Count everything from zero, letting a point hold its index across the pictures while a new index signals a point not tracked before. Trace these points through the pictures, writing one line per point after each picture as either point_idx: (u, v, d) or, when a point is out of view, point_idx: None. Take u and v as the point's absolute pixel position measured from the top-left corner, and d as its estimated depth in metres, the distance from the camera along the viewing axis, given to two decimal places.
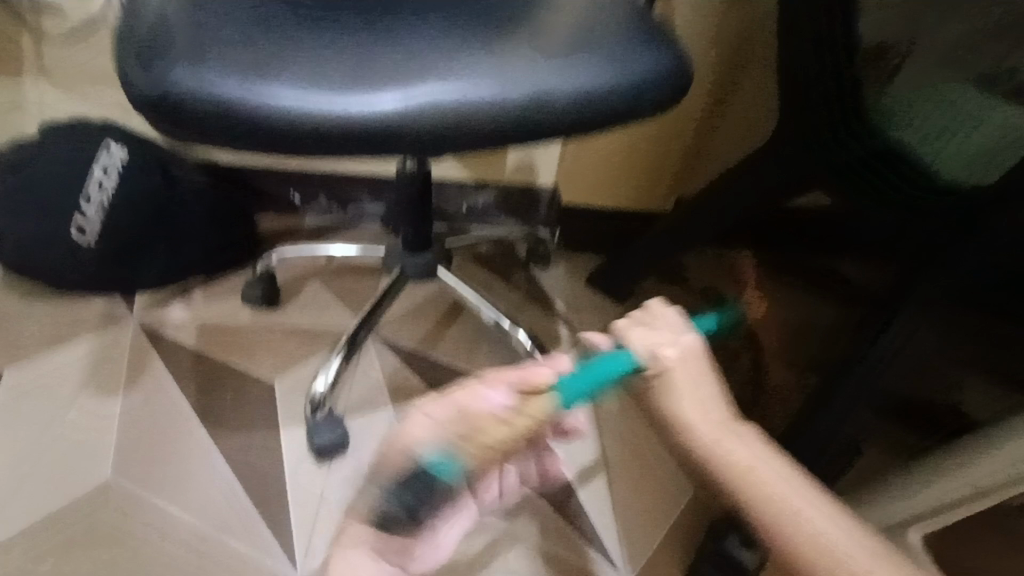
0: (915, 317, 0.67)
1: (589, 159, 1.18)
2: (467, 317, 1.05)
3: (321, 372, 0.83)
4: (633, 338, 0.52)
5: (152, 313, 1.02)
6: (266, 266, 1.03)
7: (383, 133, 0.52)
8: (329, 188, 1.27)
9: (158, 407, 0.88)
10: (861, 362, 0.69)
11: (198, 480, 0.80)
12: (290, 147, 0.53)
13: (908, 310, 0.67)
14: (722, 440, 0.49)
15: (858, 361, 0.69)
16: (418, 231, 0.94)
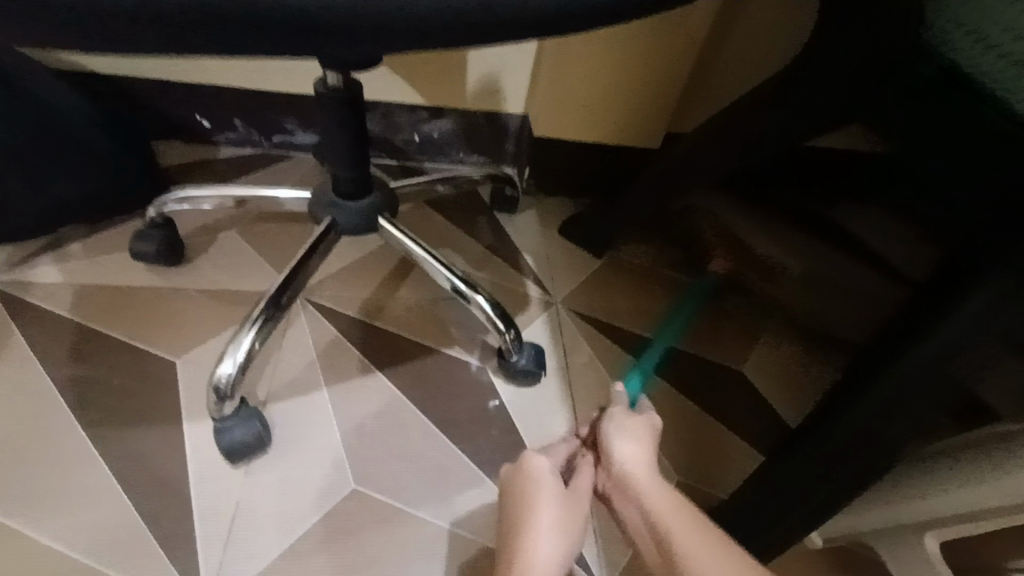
0: (999, 305, 0.43)
1: (564, 82, 0.96)
2: (419, 277, 0.88)
3: (227, 352, 0.65)
4: (618, 442, 0.56)
5: (15, 273, 0.80)
6: (161, 212, 0.82)
7: (227, 13, 0.31)
8: (247, 111, 1.02)
9: (23, 396, 0.69)
10: (893, 374, 0.49)
11: (80, 488, 0.64)
12: (71, 28, 0.30)
13: (987, 294, 0.43)
14: (687, 546, 0.47)
15: (890, 374, 0.49)
16: (354, 173, 0.74)
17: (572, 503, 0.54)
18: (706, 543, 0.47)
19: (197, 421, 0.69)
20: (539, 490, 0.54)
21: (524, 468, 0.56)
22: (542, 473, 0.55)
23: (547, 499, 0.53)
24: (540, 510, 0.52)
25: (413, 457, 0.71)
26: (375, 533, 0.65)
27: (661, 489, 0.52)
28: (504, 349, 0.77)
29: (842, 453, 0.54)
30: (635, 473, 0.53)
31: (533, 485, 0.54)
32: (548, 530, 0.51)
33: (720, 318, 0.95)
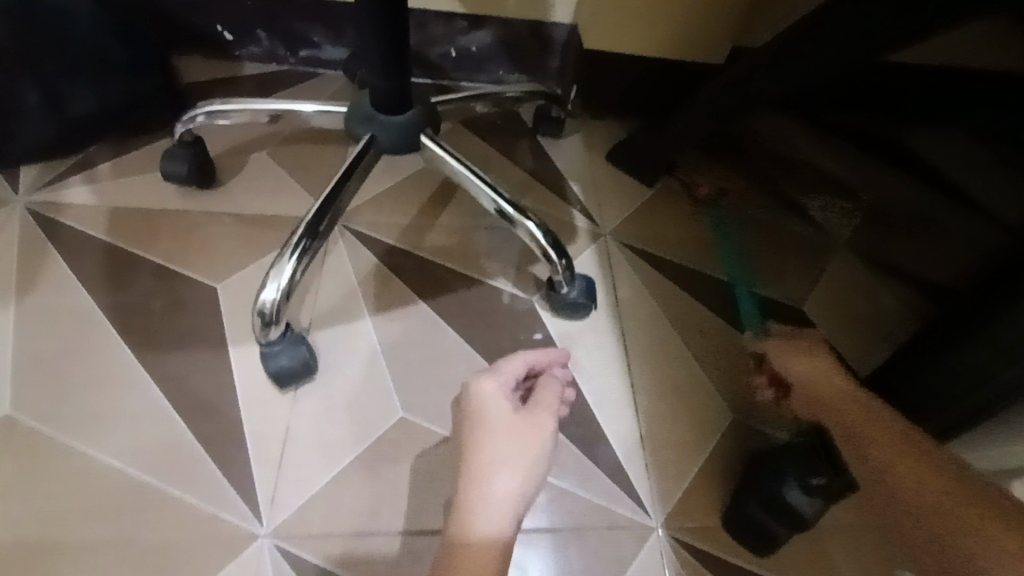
0: None
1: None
2: (460, 204, 0.83)
3: (270, 277, 0.62)
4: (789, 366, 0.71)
5: (45, 194, 0.77)
6: (190, 130, 0.77)
7: None
8: (271, 21, 0.93)
9: (67, 318, 0.69)
10: None
11: (131, 409, 0.64)
12: None
13: None
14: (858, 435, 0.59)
15: None
16: (393, 84, 0.67)
17: (524, 422, 0.53)
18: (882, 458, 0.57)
19: (242, 346, 0.68)
20: (482, 415, 0.54)
21: (466, 394, 0.56)
22: (491, 397, 0.55)
23: (492, 421, 0.53)
24: (489, 435, 0.52)
25: (459, 388, 0.69)
26: (423, 462, 0.64)
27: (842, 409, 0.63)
28: (554, 280, 0.73)
29: None
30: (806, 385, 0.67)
31: (476, 407, 0.54)
32: (499, 449, 0.51)
33: (782, 247, 0.89)
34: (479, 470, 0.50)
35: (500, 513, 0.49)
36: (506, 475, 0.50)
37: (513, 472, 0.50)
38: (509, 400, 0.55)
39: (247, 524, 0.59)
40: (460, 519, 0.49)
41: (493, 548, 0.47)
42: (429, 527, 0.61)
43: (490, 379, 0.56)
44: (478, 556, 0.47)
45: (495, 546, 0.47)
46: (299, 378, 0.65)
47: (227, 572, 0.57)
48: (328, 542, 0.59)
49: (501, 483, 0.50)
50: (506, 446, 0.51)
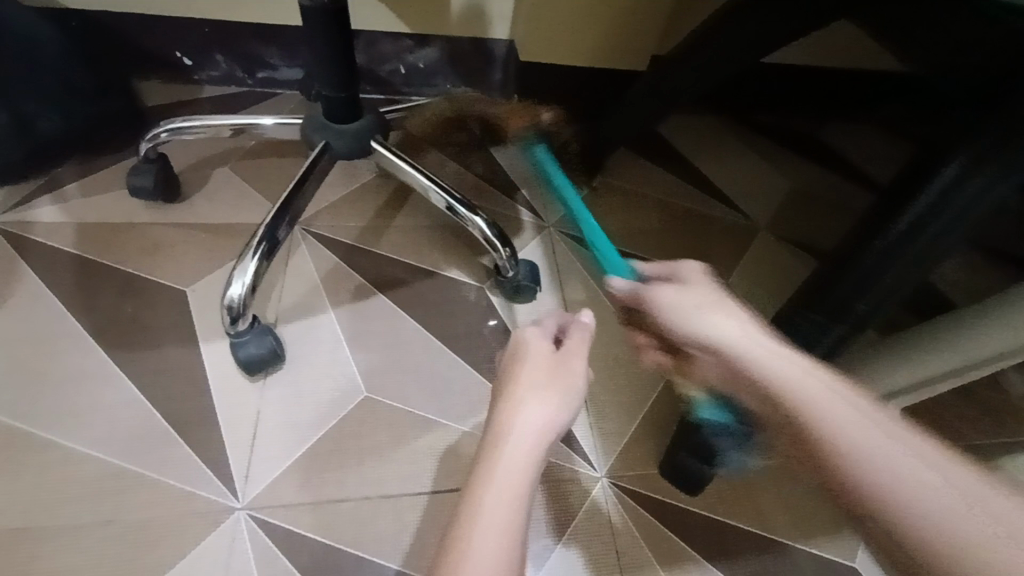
0: (992, 182, 0.46)
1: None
2: (414, 204, 0.91)
3: (235, 275, 0.68)
4: (706, 316, 0.55)
5: (13, 212, 0.81)
6: (154, 147, 0.82)
7: None
8: (227, 44, 1.00)
9: (40, 325, 0.72)
10: (868, 254, 0.53)
11: (107, 404, 0.68)
12: None
13: (981, 172, 0.45)
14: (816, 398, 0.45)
15: (866, 254, 0.53)
16: (343, 95, 0.74)
17: (565, 369, 0.54)
18: (895, 430, 0.42)
19: (212, 341, 0.73)
20: (522, 380, 0.53)
21: (509, 361, 0.56)
22: (531, 358, 0.55)
23: (538, 375, 0.53)
24: (523, 397, 0.51)
25: (417, 368, 0.75)
26: (386, 436, 0.70)
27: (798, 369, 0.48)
28: (500, 266, 0.80)
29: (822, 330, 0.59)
30: (742, 344, 0.51)
31: (523, 373, 0.53)
32: (537, 382, 0.52)
33: (710, 226, 0.98)
34: (512, 404, 0.50)
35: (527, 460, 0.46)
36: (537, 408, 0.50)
37: (543, 412, 0.50)
38: (551, 349, 0.57)
39: (223, 500, 0.63)
40: (473, 501, 0.43)
41: (504, 513, 0.42)
42: (394, 492, 0.66)
43: (535, 337, 0.58)
44: (486, 546, 0.39)
45: (507, 503, 0.43)
46: (266, 366, 0.70)
47: (204, 544, 0.61)
48: (299, 510, 0.64)
49: (532, 418, 0.49)
50: (542, 392, 0.51)
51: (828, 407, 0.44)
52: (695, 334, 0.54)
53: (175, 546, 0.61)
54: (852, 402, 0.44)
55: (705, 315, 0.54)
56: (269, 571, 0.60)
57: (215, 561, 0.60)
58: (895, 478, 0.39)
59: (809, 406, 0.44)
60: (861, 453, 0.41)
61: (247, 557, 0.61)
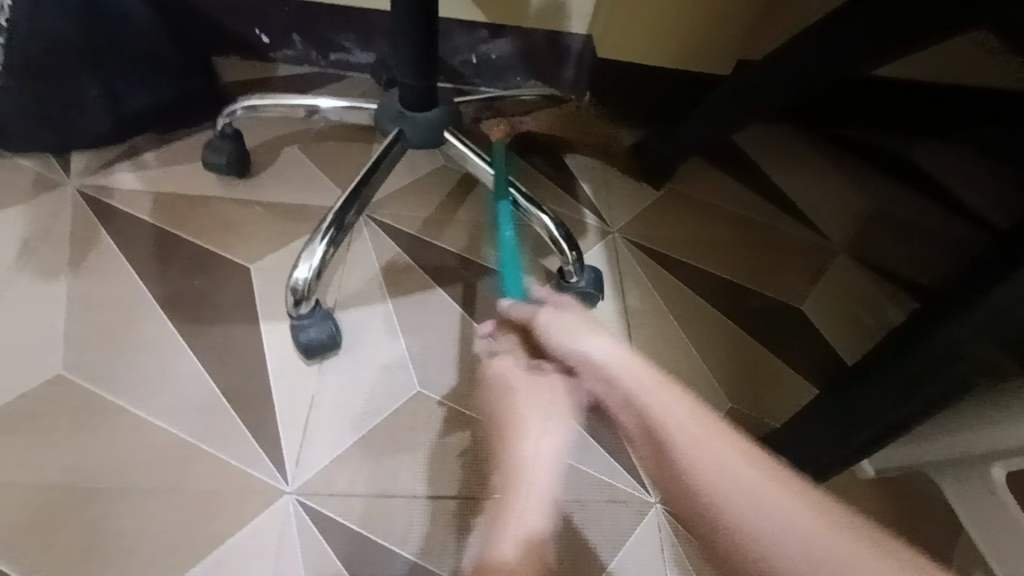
0: None
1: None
2: (478, 199, 0.89)
3: (303, 258, 0.68)
4: (569, 337, 0.58)
5: (96, 178, 0.84)
6: (230, 124, 0.83)
7: None
8: (305, 26, 1.00)
9: (115, 291, 0.74)
10: (985, 302, 0.47)
11: (172, 374, 0.69)
12: None
13: None
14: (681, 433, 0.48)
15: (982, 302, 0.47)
16: (420, 83, 0.73)
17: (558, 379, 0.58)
18: (751, 471, 0.45)
19: (273, 321, 0.74)
20: (523, 394, 0.57)
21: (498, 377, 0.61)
22: (520, 376, 0.59)
23: (537, 389, 0.57)
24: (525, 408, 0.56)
25: (472, 367, 0.74)
26: (437, 434, 0.68)
27: (663, 402, 0.51)
28: (564, 270, 0.77)
29: (917, 379, 0.53)
30: (606, 365, 0.55)
31: (515, 389, 0.58)
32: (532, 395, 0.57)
33: (786, 244, 0.94)
34: (512, 426, 0.55)
35: (543, 457, 0.53)
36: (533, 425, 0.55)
37: (542, 431, 0.54)
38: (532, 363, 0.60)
39: (275, 482, 0.63)
40: (506, 501, 0.49)
41: (532, 509, 0.49)
42: (443, 494, 0.65)
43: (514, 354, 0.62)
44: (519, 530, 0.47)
45: (536, 497, 0.50)
46: (324, 352, 0.70)
47: (256, 524, 0.61)
48: (349, 501, 0.63)
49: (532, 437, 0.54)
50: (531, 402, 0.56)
51: (683, 434, 0.47)
52: (569, 352, 0.57)
53: (228, 523, 0.61)
54: (710, 443, 0.47)
55: (575, 336, 0.58)
56: (317, 560, 0.60)
57: (265, 543, 0.60)
58: (758, 523, 0.42)
59: (667, 430, 0.48)
60: (710, 485, 0.44)
61: (297, 544, 0.60)
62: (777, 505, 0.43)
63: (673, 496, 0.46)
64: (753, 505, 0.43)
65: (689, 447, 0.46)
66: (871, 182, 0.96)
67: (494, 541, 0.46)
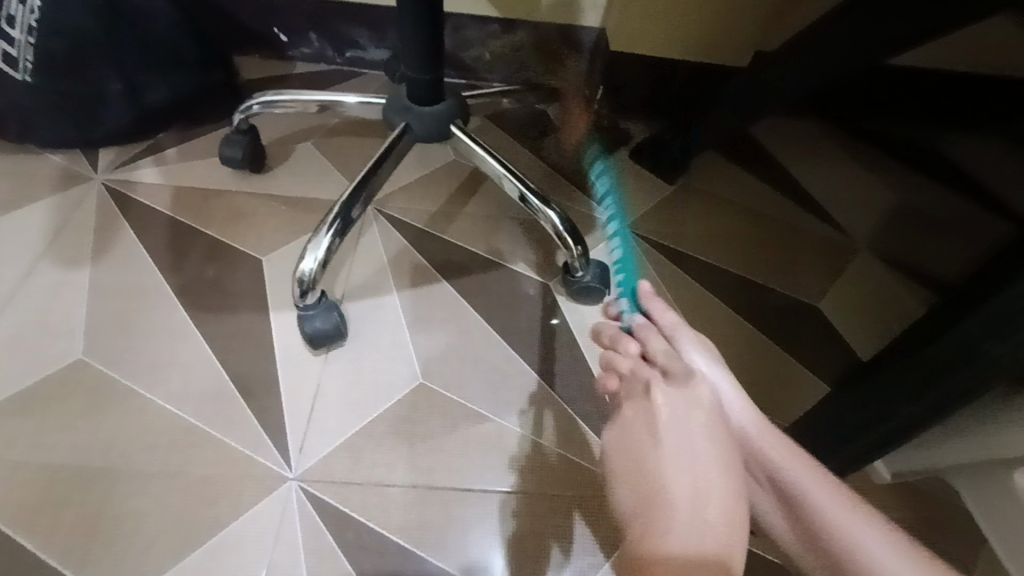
0: None
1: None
2: (486, 193, 0.89)
3: (309, 249, 0.69)
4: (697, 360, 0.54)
5: (119, 173, 0.87)
6: (246, 119, 0.85)
7: None
8: (322, 24, 1.02)
9: (134, 279, 0.77)
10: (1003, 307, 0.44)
11: (184, 361, 0.71)
12: None
13: None
14: (835, 505, 0.49)
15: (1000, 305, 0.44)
16: (426, 77, 0.73)
17: (714, 414, 0.51)
18: (888, 531, 0.48)
19: (282, 311, 0.76)
20: (675, 426, 0.50)
21: (652, 405, 0.51)
22: (672, 408, 0.51)
23: (688, 430, 0.50)
24: (676, 440, 0.49)
25: (475, 360, 0.74)
26: (438, 425, 0.69)
27: (804, 464, 0.51)
28: (570, 264, 0.77)
29: (925, 380, 0.51)
30: (734, 412, 0.53)
31: (682, 426, 0.50)
32: (685, 427, 0.50)
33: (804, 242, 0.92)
34: (660, 446, 0.49)
35: (705, 490, 0.47)
36: (678, 471, 0.48)
37: (696, 459, 0.49)
38: (681, 393, 0.51)
39: (279, 468, 0.65)
40: (656, 525, 0.46)
41: (693, 534, 0.45)
42: (439, 483, 0.65)
43: (672, 396, 0.51)
44: (685, 537, 0.45)
45: (692, 505, 0.46)
46: (331, 343, 0.72)
47: (259, 509, 0.63)
48: (348, 489, 0.64)
49: (691, 461, 0.49)
50: (689, 438, 0.49)
51: (824, 501, 0.49)
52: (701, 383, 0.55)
53: (231, 506, 0.63)
54: (838, 497, 0.50)
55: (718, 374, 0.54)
56: (315, 547, 0.61)
57: (265, 527, 0.62)
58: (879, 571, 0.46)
59: (810, 494, 0.50)
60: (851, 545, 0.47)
61: (296, 529, 0.62)
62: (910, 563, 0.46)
63: (772, 511, 0.52)
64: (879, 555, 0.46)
65: (831, 511, 0.49)
66: (881, 163, 0.81)
67: (651, 544, 0.45)
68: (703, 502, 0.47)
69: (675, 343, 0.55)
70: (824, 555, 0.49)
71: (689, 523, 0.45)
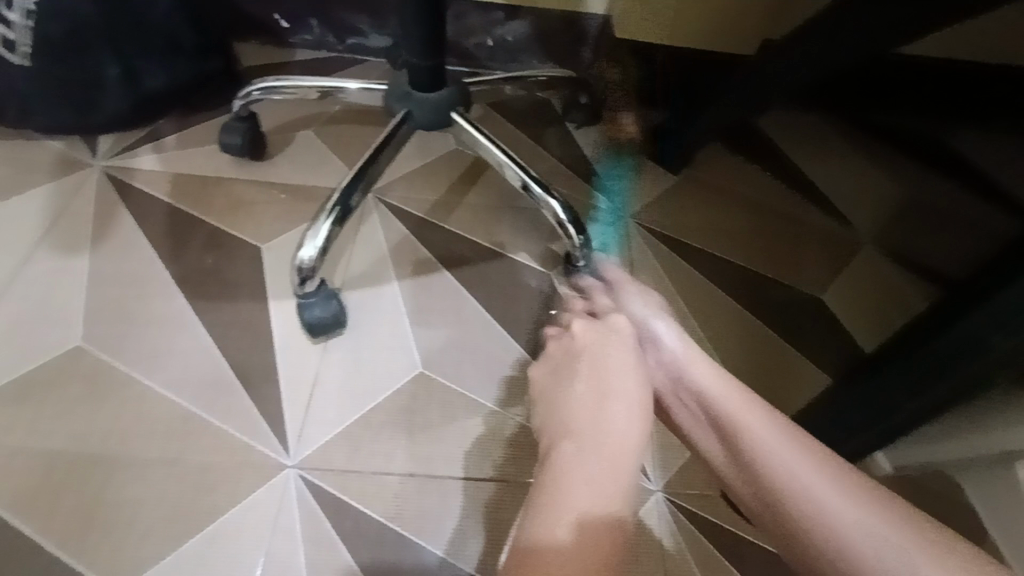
0: None
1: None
2: (487, 182, 0.88)
3: (307, 237, 0.69)
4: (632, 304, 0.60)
5: (119, 160, 0.86)
6: (246, 105, 0.84)
7: None
8: (324, 11, 1.01)
9: (133, 266, 0.77)
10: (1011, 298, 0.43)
11: (183, 348, 0.71)
12: None
13: None
14: (752, 421, 0.49)
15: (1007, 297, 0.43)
16: (427, 62, 0.72)
17: (630, 342, 0.55)
18: (804, 445, 0.47)
19: (282, 300, 0.75)
20: (590, 351, 0.55)
21: (572, 334, 0.58)
22: (593, 334, 0.56)
23: (605, 349, 0.55)
24: (587, 361, 0.54)
25: (475, 350, 0.73)
26: (437, 415, 0.69)
27: (721, 383, 0.52)
28: (571, 254, 0.76)
29: (930, 374, 0.51)
30: (658, 340, 0.56)
31: (602, 362, 0.54)
32: (604, 353, 0.54)
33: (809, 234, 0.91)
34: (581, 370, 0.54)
35: (617, 404, 0.50)
36: (593, 387, 0.52)
37: (612, 376, 0.52)
38: (598, 324, 0.57)
39: (278, 456, 0.65)
40: (564, 444, 0.48)
41: (601, 451, 0.47)
42: (438, 473, 0.65)
43: (595, 329, 0.57)
44: (589, 452, 0.46)
45: (603, 419, 0.49)
46: (330, 331, 0.71)
47: (257, 496, 0.63)
48: (346, 478, 0.64)
49: (607, 379, 0.52)
50: (609, 358, 0.54)
51: (744, 417, 0.49)
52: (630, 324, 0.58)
53: (229, 493, 0.63)
54: (759, 414, 0.49)
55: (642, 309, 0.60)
56: (312, 535, 0.61)
57: (263, 514, 0.62)
58: (796, 484, 0.45)
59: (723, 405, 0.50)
60: (768, 460, 0.47)
61: (294, 516, 0.62)
62: (827, 477, 0.45)
63: (704, 437, 0.51)
64: (794, 467, 0.46)
65: (743, 422, 0.48)
66: (889, 160, 0.82)
67: (556, 465, 0.46)
68: (613, 413, 0.49)
69: (619, 293, 0.62)
70: (746, 470, 0.48)
71: (595, 440, 0.47)
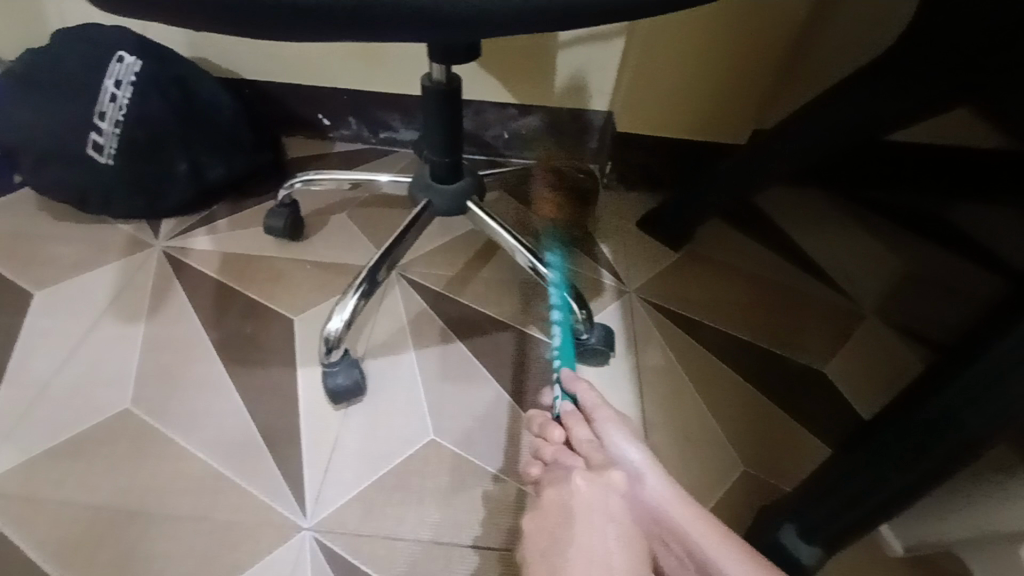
0: None
1: (654, 41, 0.96)
2: (500, 260, 0.96)
3: (336, 311, 0.76)
4: (612, 433, 0.59)
5: (178, 241, 0.98)
6: (289, 194, 0.96)
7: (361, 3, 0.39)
8: (361, 111, 1.15)
9: (181, 335, 0.85)
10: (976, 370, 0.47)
11: (218, 411, 0.78)
12: (269, 32, 0.41)
13: None
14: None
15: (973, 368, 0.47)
16: (446, 160, 0.82)
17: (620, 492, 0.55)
18: None
19: (309, 367, 0.82)
20: (589, 508, 0.54)
21: (558, 487, 0.57)
22: (580, 491, 0.55)
23: (586, 503, 0.54)
24: (588, 520, 0.53)
25: (484, 417, 0.78)
26: (447, 479, 0.72)
27: (720, 535, 0.53)
28: (575, 327, 0.82)
29: (913, 447, 0.53)
30: (649, 481, 0.56)
31: (578, 514, 0.54)
32: (593, 508, 0.54)
33: None
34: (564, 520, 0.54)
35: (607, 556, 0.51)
36: (579, 545, 0.52)
37: (599, 527, 0.53)
38: (590, 478, 0.56)
39: (296, 518, 0.69)
40: None
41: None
42: (444, 539, 0.68)
43: (580, 482, 0.56)
44: None
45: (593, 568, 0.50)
46: (349, 398, 0.77)
47: (274, 556, 0.66)
48: (359, 540, 0.67)
49: (588, 525, 0.53)
50: (600, 508, 0.54)
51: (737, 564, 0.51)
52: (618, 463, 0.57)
53: (249, 552, 0.66)
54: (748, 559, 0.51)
55: (626, 446, 0.58)
56: None
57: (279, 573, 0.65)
58: None
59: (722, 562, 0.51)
60: None
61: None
62: None
63: None
64: None
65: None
66: None
67: None
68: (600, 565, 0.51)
69: (600, 427, 0.61)
70: None
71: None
